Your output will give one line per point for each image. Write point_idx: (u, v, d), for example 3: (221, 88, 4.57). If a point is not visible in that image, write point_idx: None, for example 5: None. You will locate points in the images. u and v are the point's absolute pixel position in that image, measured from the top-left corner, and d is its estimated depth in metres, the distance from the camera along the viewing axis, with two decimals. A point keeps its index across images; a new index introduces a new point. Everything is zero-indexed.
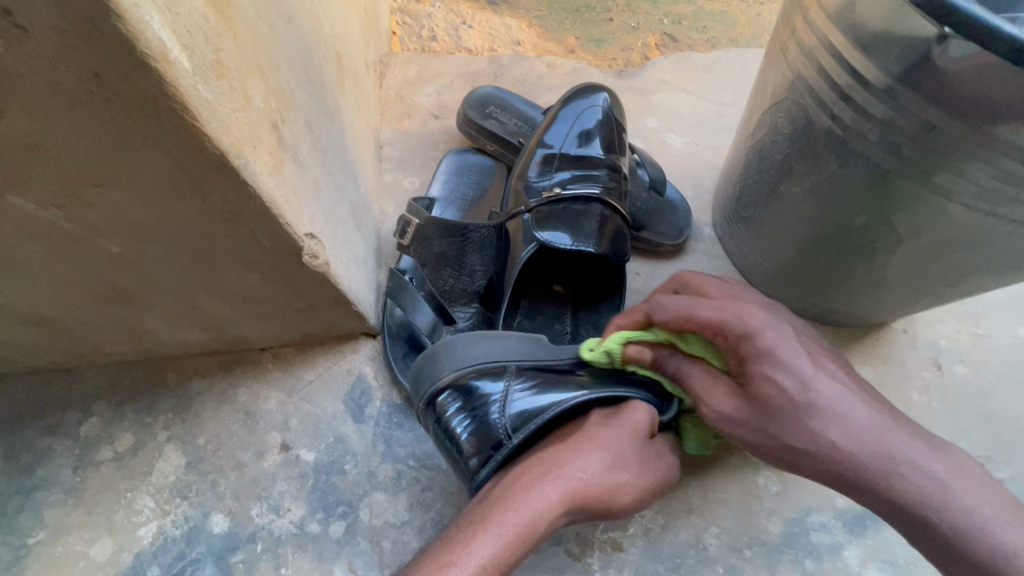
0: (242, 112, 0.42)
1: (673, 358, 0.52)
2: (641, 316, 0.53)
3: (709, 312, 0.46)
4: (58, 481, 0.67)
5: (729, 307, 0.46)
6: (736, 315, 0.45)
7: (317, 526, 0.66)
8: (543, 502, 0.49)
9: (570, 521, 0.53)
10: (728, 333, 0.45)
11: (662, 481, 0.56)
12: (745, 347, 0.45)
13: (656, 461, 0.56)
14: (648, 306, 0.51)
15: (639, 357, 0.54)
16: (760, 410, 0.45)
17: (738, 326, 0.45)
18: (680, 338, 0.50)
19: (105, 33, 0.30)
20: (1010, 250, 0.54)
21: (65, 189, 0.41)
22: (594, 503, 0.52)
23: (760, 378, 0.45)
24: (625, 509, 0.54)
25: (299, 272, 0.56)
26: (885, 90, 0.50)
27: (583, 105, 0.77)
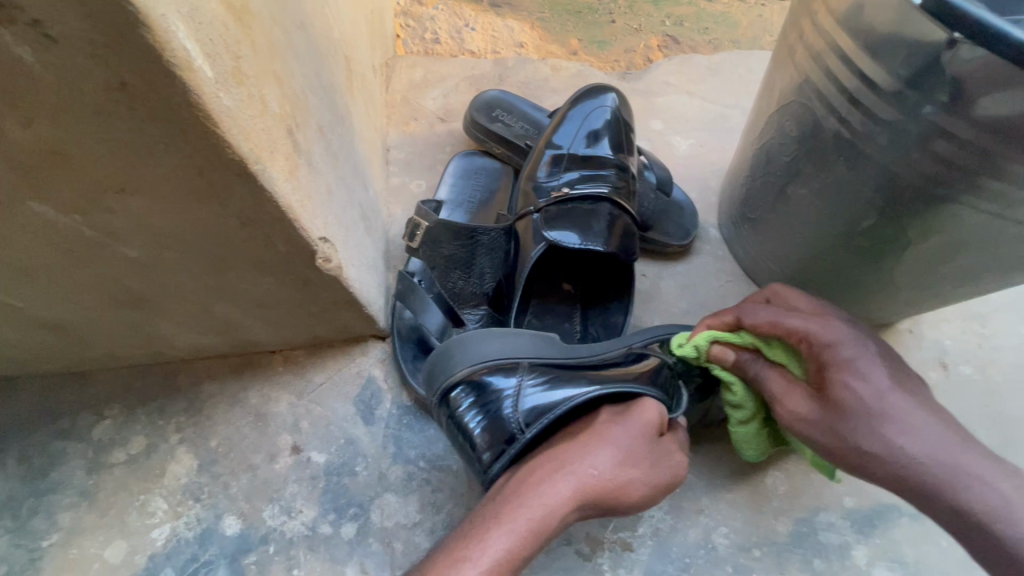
0: (260, 118, 0.42)
1: (754, 363, 0.56)
2: (731, 318, 0.57)
3: (796, 320, 0.52)
4: (71, 484, 0.68)
5: (815, 318, 0.51)
6: (820, 325, 0.51)
7: (328, 528, 0.66)
8: (555, 497, 0.50)
9: (582, 517, 0.53)
10: (812, 340, 0.50)
11: (673, 477, 0.56)
12: (826, 354, 0.50)
13: (667, 457, 0.56)
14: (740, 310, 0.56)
15: (721, 359, 0.58)
16: (831, 411, 0.50)
17: (819, 335, 0.50)
18: (767, 344, 0.55)
19: (132, 43, 0.31)
20: (1017, 252, 0.55)
21: (85, 195, 0.41)
22: (605, 499, 0.52)
23: (838, 381, 0.49)
24: (636, 505, 0.54)
25: (312, 276, 0.57)
26: (894, 94, 0.51)
27: (591, 106, 0.78)
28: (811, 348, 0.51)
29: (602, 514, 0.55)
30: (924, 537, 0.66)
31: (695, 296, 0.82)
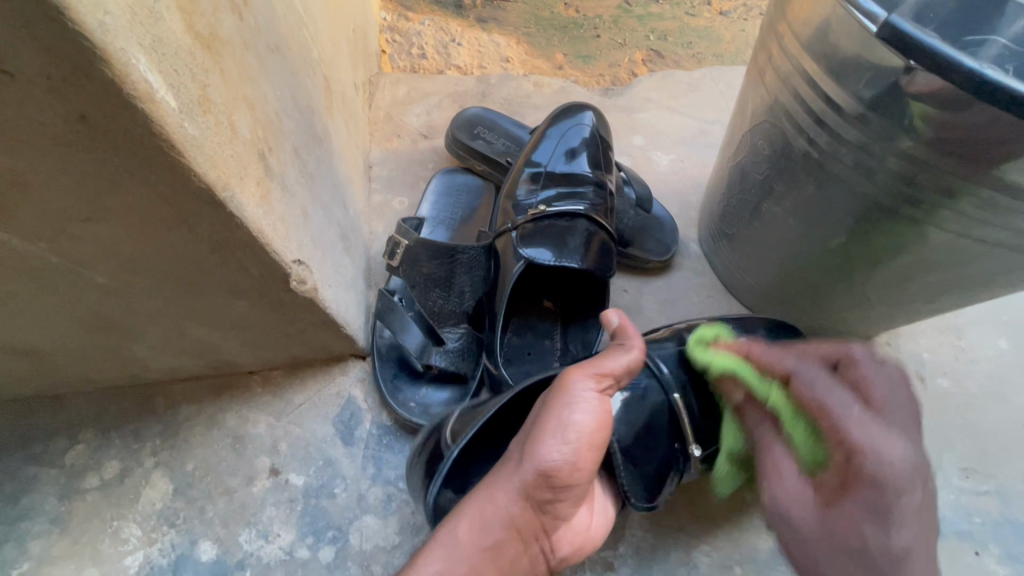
0: (228, 145, 0.42)
1: (761, 417, 0.59)
2: (781, 372, 0.55)
3: (852, 428, 0.47)
4: (42, 510, 0.66)
5: (875, 431, 0.47)
6: (882, 453, 0.45)
7: (306, 552, 0.65)
8: (449, 539, 0.49)
9: (520, 523, 0.51)
10: (860, 464, 0.46)
11: (583, 413, 0.50)
12: (859, 484, 0.46)
13: (563, 403, 0.50)
14: (793, 369, 0.54)
15: (728, 387, 0.61)
16: (825, 534, 0.50)
17: (874, 463, 0.45)
18: (791, 416, 0.54)
19: (91, 77, 0.31)
20: (981, 268, 0.57)
21: (50, 224, 0.41)
22: (506, 498, 0.50)
23: (851, 512, 0.47)
24: (558, 469, 0.49)
25: (287, 298, 0.56)
26: (858, 115, 0.52)
27: (568, 125, 0.78)
28: (849, 463, 0.48)
29: (543, 499, 0.51)
30: None
31: (675, 311, 0.83)
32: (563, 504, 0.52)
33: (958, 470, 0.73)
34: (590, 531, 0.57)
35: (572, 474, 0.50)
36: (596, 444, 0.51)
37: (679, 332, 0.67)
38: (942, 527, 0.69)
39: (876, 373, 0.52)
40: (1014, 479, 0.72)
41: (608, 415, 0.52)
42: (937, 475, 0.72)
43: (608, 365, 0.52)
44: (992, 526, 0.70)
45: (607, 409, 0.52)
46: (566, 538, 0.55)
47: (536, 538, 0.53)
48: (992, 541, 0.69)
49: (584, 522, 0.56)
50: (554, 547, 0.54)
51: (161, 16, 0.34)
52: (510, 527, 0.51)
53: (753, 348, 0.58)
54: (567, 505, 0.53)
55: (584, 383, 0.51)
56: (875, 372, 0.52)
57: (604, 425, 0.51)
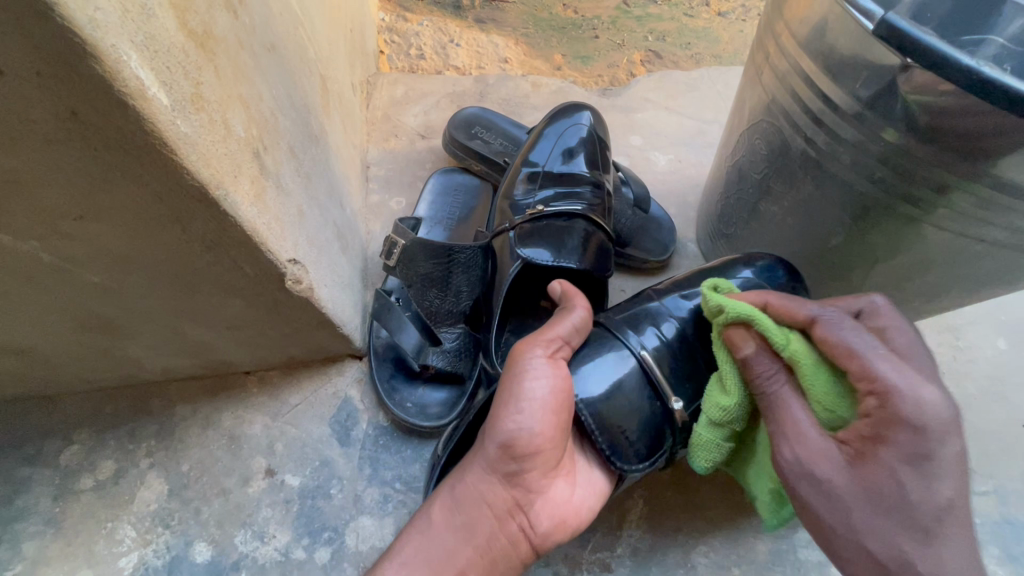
0: (222, 143, 0.42)
1: (772, 369, 0.48)
2: (805, 318, 0.47)
3: (888, 372, 0.40)
4: (37, 511, 0.66)
5: (912, 374, 0.40)
6: (915, 391, 0.39)
7: (302, 553, 0.65)
8: (423, 521, 0.54)
9: (490, 500, 0.54)
10: (894, 406, 0.40)
11: (535, 380, 0.51)
12: (893, 428, 0.40)
13: (515, 374, 0.52)
14: (822, 316, 0.46)
15: (735, 340, 0.50)
16: (866, 497, 0.42)
17: (907, 401, 0.39)
18: (815, 369, 0.45)
19: (81, 74, 0.31)
20: (980, 267, 0.56)
21: (42, 222, 0.41)
22: (473, 477, 0.54)
23: (886, 463, 0.41)
24: (517, 440, 0.52)
25: (282, 297, 0.56)
26: (855, 114, 0.52)
27: (566, 125, 0.78)
28: (881, 409, 0.41)
29: (510, 472, 0.53)
30: None
31: None
32: (532, 477, 0.54)
33: None
34: (572, 506, 0.57)
35: (534, 444, 0.52)
36: (556, 410, 0.52)
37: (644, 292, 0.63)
38: None
39: (898, 319, 0.46)
40: (1013, 480, 0.72)
41: (565, 380, 0.53)
42: None
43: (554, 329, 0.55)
44: (992, 526, 0.70)
45: (563, 372, 0.53)
46: (546, 514, 0.56)
47: (512, 515, 0.55)
48: (991, 541, 0.69)
49: (565, 496, 0.56)
50: (533, 524, 0.55)
51: (153, 13, 0.34)
52: (482, 505, 0.54)
53: (771, 298, 0.50)
54: (537, 478, 0.54)
55: (533, 349, 0.53)
56: (899, 319, 0.46)
57: (561, 391, 0.52)
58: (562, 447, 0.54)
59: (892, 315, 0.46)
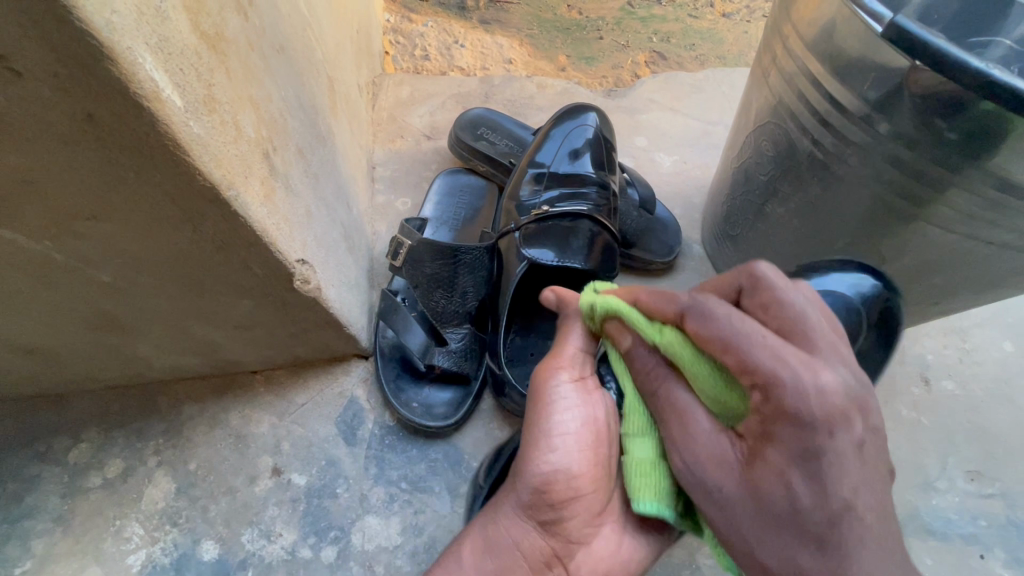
0: (233, 145, 0.42)
1: (650, 363, 0.44)
2: (674, 312, 0.40)
3: (765, 362, 0.34)
4: (46, 509, 0.66)
5: (808, 361, 0.33)
6: (801, 383, 0.33)
7: (308, 552, 0.65)
8: (453, 563, 0.54)
9: (526, 550, 0.54)
10: (778, 401, 0.33)
11: (565, 414, 0.50)
12: (778, 426, 0.34)
13: (544, 414, 0.51)
14: (690, 306, 0.38)
15: (615, 334, 0.46)
16: (756, 504, 0.37)
17: (797, 401, 0.33)
18: (695, 361, 0.40)
19: (97, 76, 0.31)
20: (989, 269, 0.56)
21: (56, 222, 0.41)
22: (507, 522, 0.54)
23: (776, 463, 0.36)
24: (554, 482, 0.50)
25: (290, 297, 0.56)
26: (863, 117, 0.52)
27: (572, 125, 0.78)
28: (767, 405, 0.35)
29: (547, 520, 0.52)
30: None
31: None
32: (572, 526, 0.52)
33: (963, 473, 0.72)
34: (618, 559, 0.54)
35: (571, 487, 0.50)
36: (592, 445, 0.51)
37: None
38: (946, 531, 0.69)
39: (787, 283, 0.36)
40: (1019, 483, 0.72)
41: (594, 410, 0.52)
42: (942, 478, 0.72)
43: (570, 346, 0.50)
44: (997, 529, 0.69)
45: (591, 401, 0.51)
46: (587, 566, 0.54)
47: (550, 567, 0.54)
48: (997, 544, 0.69)
49: (609, 548, 0.54)
50: None
51: (167, 15, 0.35)
52: (517, 553, 0.54)
53: (641, 294, 0.44)
54: (576, 527, 0.52)
55: (555, 375, 0.51)
56: (788, 285, 0.36)
57: (592, 420, 0.51)
58: (604, 490, 0.52)
59: (779, 282, 0.36)
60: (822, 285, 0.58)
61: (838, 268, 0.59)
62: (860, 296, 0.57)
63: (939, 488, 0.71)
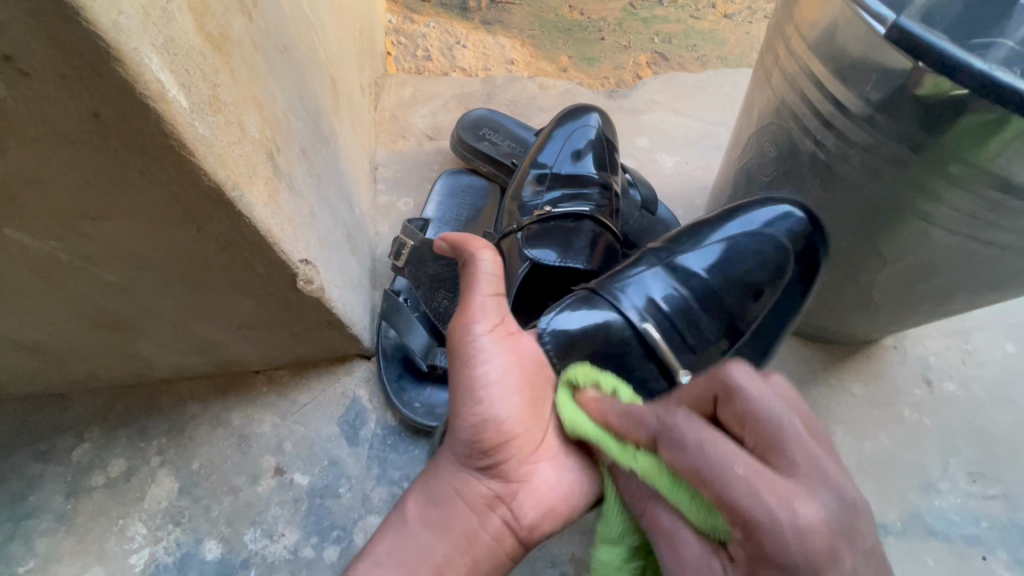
0: (238, 144, 0.42)
1: (636, 488, 0.45)
2: (648, 436, 0.41)
3: (738, 495, 0.32)
4: (49, 508, 0.67)
5: (783, 490, 0.31)
6: (779, 524, 0.30)
7: (311, 551, 0.65)
8: (398, 520, 0.52)
9: (466, 494, 0.53)
10: (758, 545, 0.31)
11: (484, 365, 0.50)
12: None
13: (465, 368, 0.50)
14: (660, 429, 0.39)
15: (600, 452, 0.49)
16: None
17: (775, 539, 0.30)
18: (672, 486, 0.38)
19: (103, 77, 0.31)
20: (990, 270, 0.56)
21: (60, 221, 0.41)
22: (446, 468, 0.54)
23: None
24: (485, 431, 0.50)
25: (293, 298, 0.57)
26: (866, 118, 0.52)
27: (574, 126, 0.79)
28: (750, 549, 0.32)
29: (485, 467, 0.52)
30: (905, 556, 0.68)
31: None
32: (510, 467, 0.52)
33: (965, 474, 0.72)
34: (562, 496, 0.54)
35: (502, 433, 0.50)
36: (517, 390, 0.51)
37: (643, 256, 0.64)
38: (948, 532, 0.69)
39: (759, 391, 0.35)
40: (1021, 484, 0.72)
41: (513, 354, 0.51)
42: (944, 479, 0.72)
43: (479, 296, 0.50)
44: (1000, 530, 0.69)
45: (507, 346, 0.51)
46: (531, 504, 0.53)
47: (492, 509, 0.53)
48: (999, 545, 0.69)
49: (553, 484, 0.54)
50: (517, 516, 0.53)
51: (173, 17, 0.35)
52: (458, 496, 0.53)
53: (613, 413, 0.46)
54: (515, 468, 0.52)
55: (470, 330, 0.50)
56: (763, 392, 0.35)
57: (514, 368, 0.51)
58: (539, 429, 0.52)
59: (748, 389, 0.35)
60: (751, 221, 0.63)
61: (761, 204, 0.64)
62: (778, 235, 0.62)
63: (941, 489, 0.71)
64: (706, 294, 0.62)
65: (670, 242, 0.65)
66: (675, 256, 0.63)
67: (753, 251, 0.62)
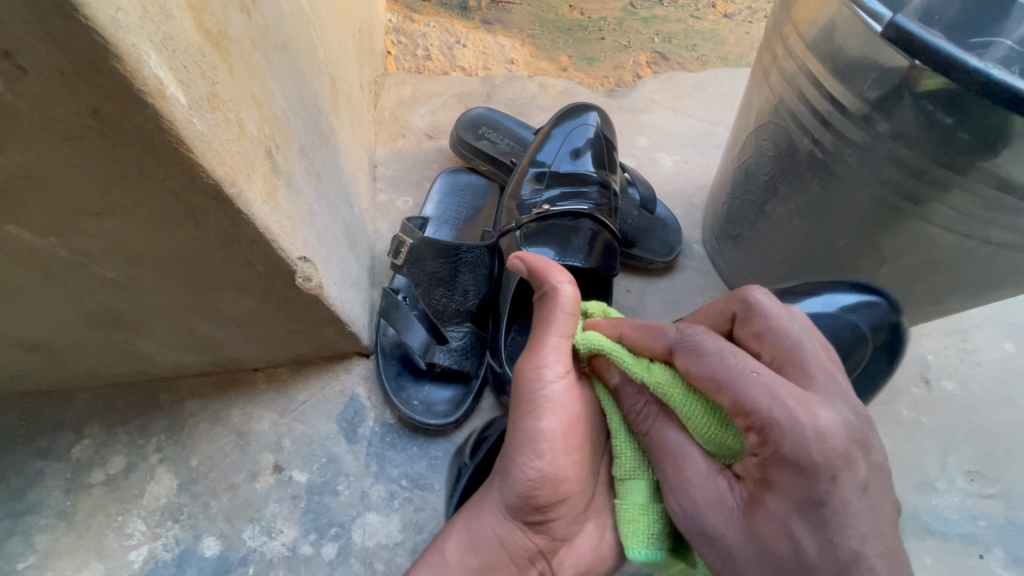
0: (237, 142, 0.42)
1: (640, 402, 0.46)
2: (663, 347, 0.42)
3: (761, 399, 0.35)
4: (48, 505, 0.67)
5: (804, 398, 0.35)
6: (800, 424, 0.34)
7: (309, 548, 0.65)
8: (436, 561, 0.54)
9: (508, 544, 0.53)
10: (776, 444, 0.35)
11: (550, 420, 0.47)
12: (777, 467, 0.35)
13: (528, 417, 0.48)
14: (681, 341, 0.41)
15: (603, 369, 0.48)
16: (758, 552, 0.38)
17: (793, 436, 0.34)
18: (683, 396, 0.42)
19: (102, 73, 0.31)
20: (988, 268, 0.57)
21: (61, 218, 0.41)
22: (488, 514, 0.53)
23: (777, 511, 0.37)
24: (540, 486, 0.49)
25: (292, 295, 0.57)
26: (863, 116, 0.52)
27: (573, 125, 0.79)
28: (764, 445, 0.36)
29: (533, 519, 0.52)
30: None
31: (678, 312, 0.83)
32: (558, 524, 0.52)
33: (963, 473, 0.72)
34: (600, 555, 0.54)
35: (556, 489, 0.49)
36: (578, 448, 0.49)
37: None
38: (946, 531, 0.69)
39: (783, 313, 0.40)
40: (1019, 483, 0.72)
41: (578, 406, 0.49)
42: (942, 478, 0.72)
43: (554, 339, 0.46)
44: (997, 529, 0.69)
45: (575, 398, 0.49)
46: (571, 561, 0.54)
47: (532, 560, 0.54)
48: (997, 544, 0.69)
49: (592, 544, 0.54)
50: (555, 570, 0.54)
51: (172, 13, 0.35)
52: (500, 547, 0.53)
53: (626, 327, 0.46)
54: (563, 524, 0.52)
55: (540, 377, 0.47)
56: (782, 313, 0.40)
57: (578, 423, 0.49)
58: (590, 487, 0.52)
59: (773, 311, 0.40)
60: (836, 300, 0.59)
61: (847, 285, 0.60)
62: (860, 321, 0.59)
63: (939, 488, 0.71)
64: None
65: None
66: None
67: (833, 333, 0.58)
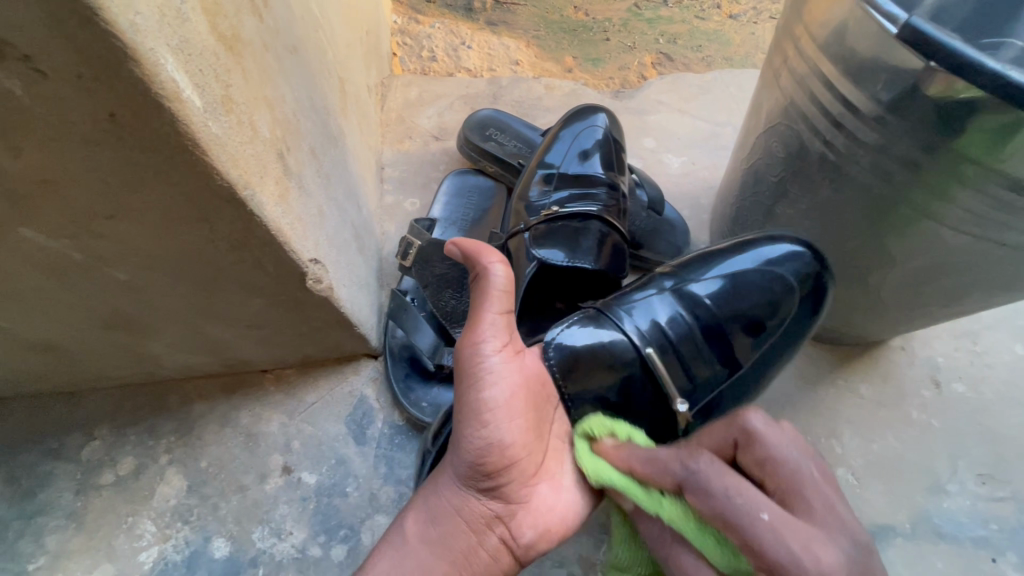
0: (250, 144, 0.42)
1: (657, 531, 0.48)
2: (673, 482, 0.43)
3: (764, 534, 0.35)
4: (59, 506, 0.67)
5: (805, 533, 0.35)
6: (803, 566, 0.34)
7: (318, 550, 0.65)
8: (396, 537, 0.51)
9: (466, 512, 0.51)
10: None
11: (492, 389, 0.48)
12: None
13: (471, 389, 0.49)
14: (686, 475, 0.41)
15: (620, 499, 0.52)
16: None
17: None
18: (697, 529, 0.41)
19: (120, 77, 0.31)
20: (1001, 271, 0.56)
21: (75, 221, 0.42)
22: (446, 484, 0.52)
23: None
24: (488, 454, 0.49)
25: (303, 297, 0.57)
26: (875, 117, 0.52)
27: (582, 127, 0.79)
28: None
29: (486, 487, 0.51)
30: (915, 559, 0.67)
31: None
32: (511, 488, 0.52)
33: (974, 476, 0.72)
34: (556, 515, 0.54)
35: (505, 456, 0.49)
36: (521, 414, 0.50)
37: (652, 281, 0.64)
38: (957, 535, 0.69)
39: (779, 440, 0.41)
40: None
41: (517, 377, 0.50)
42: (953, 481, 0.71)
43: (490, 315, 0.48)
44: (1009, 533, 0.69)
45: (513, 369, 0.50)
46: (527, 522, 0.53)
47: (491, 527, 0.52)
48: (1009, 548, 0.68)
49: (549, 504, 0.54)
50: (515, 536, 0.53)
51: (187, 17, 0.35)
52: (458, 516, 0.51)
53: (636, 462, 0.48)
54: (515, 487, 0.52)
55: (479, 350, 0.49)
56: (779, 439, 0.41)
57: (519, 390, 0.50)
58: (539, 452, 0.53)
59: (769, 437, 0.42)
60: (760, 255, 0.63)
61: (772, 241, 0.64)
62: (785, 273, 0.62)
63: (950, 491, 0.71)
64: (712, 322, 0.61)
65: (679, 268, 0.65)
66: (684, 283, 0.63)
67: (760, 287, 0.62)
